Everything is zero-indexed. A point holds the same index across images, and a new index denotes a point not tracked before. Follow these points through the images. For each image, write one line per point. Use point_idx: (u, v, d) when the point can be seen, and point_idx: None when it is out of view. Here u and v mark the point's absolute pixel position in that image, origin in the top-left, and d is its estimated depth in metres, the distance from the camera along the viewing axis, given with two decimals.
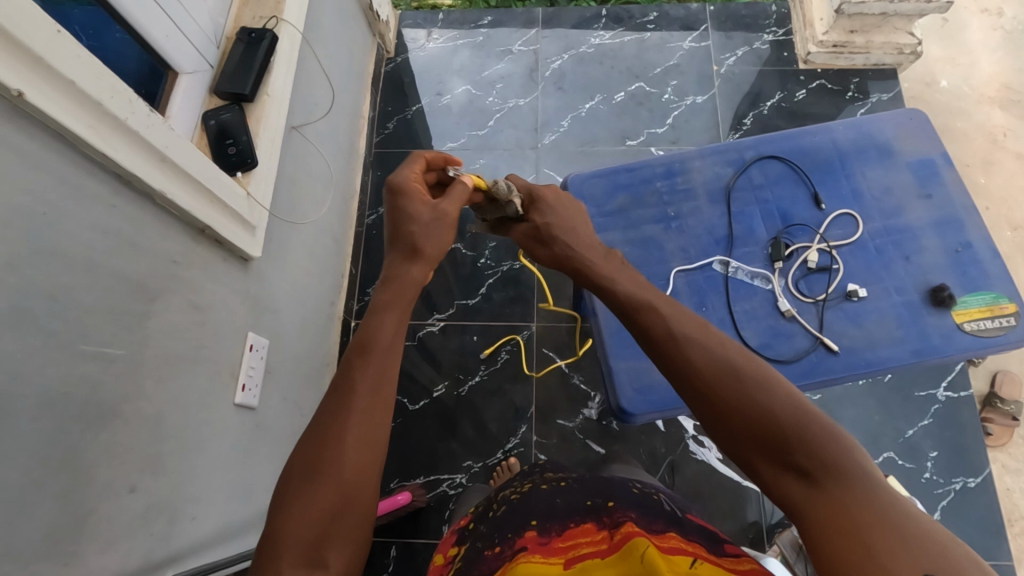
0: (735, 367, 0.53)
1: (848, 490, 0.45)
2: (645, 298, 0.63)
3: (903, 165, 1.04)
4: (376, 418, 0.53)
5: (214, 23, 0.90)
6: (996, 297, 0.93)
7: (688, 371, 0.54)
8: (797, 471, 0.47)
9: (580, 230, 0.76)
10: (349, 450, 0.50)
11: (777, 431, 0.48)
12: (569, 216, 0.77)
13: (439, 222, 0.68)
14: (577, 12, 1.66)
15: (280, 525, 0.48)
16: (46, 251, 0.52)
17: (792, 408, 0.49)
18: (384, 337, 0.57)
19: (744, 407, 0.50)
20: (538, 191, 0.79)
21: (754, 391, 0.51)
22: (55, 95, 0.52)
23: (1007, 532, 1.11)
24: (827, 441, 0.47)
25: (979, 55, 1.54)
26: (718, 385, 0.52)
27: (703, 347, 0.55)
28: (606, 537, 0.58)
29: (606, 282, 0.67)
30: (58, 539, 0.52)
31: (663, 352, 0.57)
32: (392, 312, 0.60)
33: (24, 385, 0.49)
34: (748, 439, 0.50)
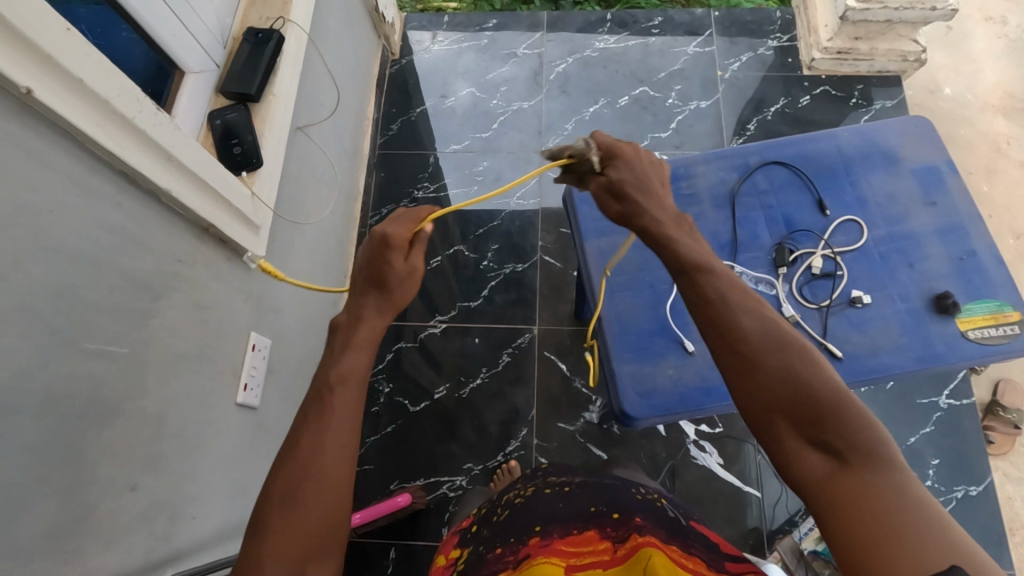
0: (779, 334, 0.51)
1: (877, 475, 0.44)
2: (705, 260, 0.59)
3: (907, 172, 1.04)
4: (349, 441, 0.52)
5: (221, 23, 0.91)
6: (1000, 305, 0.93)
7: (731, 336, 0.52)
8: (827, 451, 0.47)
9: (658, 189, 0.66)
10: (325, 468, 0.50)
11: (815, 409, 0.47)
12: (645, 176, 0.66)
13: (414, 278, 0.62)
14: (583, 16, 1.66)
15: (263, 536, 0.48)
16: (52, 249, 0.52)
17: (832, 387, 0.48)
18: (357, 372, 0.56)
19: (783, 378, 0.49)
20: (616, 145, 0.67)
21: (799, 365, 0.49)
22: (63, 93, 0.52)
23: (1008, 541, 1.10)
24: (863, 425, 0.46)
25: (983, 63, 1.54)
26: (762, 356, 0.50)
27: (753, 314, 0.53)
28: (609, 547, 0.58)
29: (667, 241, 0.62)
30: (61, 537, 0.52)
31: (706, 312, 0.55)
32: (362, 348, 0.57)
33: (28, 381, 0.49)
34: (782, 410, 0.49)
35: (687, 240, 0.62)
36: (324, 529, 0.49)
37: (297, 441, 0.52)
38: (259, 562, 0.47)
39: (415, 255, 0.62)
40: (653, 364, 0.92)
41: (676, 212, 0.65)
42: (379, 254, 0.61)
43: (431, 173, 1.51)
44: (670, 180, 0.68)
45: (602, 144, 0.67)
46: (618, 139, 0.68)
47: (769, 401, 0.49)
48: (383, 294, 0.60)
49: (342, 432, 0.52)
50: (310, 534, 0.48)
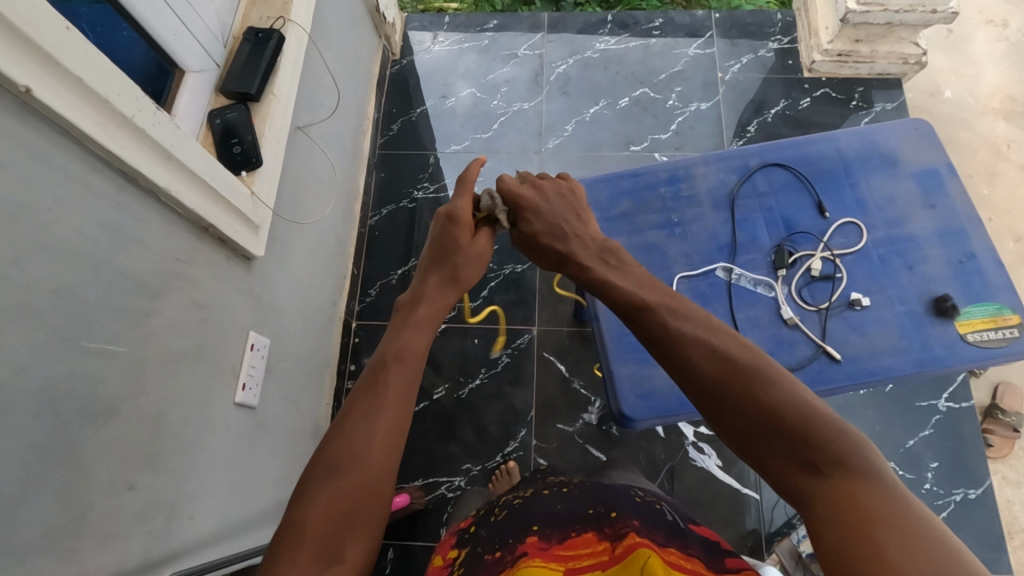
0: (732, 360, 0.52)
1: (860, 483, 0.44)
2: (642, 298, 0.61)
3: (907, 175, 1.04)
4: (398, 422, 0.54)
5: (222, 23, 0.91)
6: (999, 308, 0.93)
7: (687, 373, 0.53)
8: (804, 465, 0.46)
9: (574, 227, 0.71)
10: (374, 446, 0.52)
11: (781, 425, 0.48)
12: (556, 213, 0.72)
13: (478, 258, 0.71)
14: (583, 17, 1.66)
15: (303, 511, 0.49)
16: (51, 247, 0.52)
17: (799, 402, 0.48)
18: (416, 351, 0.60)
19: (745, 401, 0.50)
20: (516, 192, 0.73)
21: (758, 388, 0.50)
22: (62, 92, 0.52)
23: (1007, 545, 1.10)
24: (837, 436, 0.46)
25: (984, 66, 1.54)
26: (721, 384, 0.51)
27: (703, 346, 0.54)
28: (607, 547, 0.58)
29: (604, 282, 0.65)
30: (58, 535, 0.52)
31: (661, 349, 0.56)
32: (421, 328, 0.63)
33: (26, 380, 0.49)
34: (752, 430, 0.49)
35: (618, 262, 0.67)
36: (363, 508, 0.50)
37: (350, 419, 0.53)
38: (302, 537, 0.47)
39: (482, 236, 0.71)
40: (652, 366, 0.92)
41: (598, 245, 0.69)
42: (445, 232, 0.71)
43: (431, 173, 1.51)
44: (584, 213, 0.74)
45: (506, 195, 0.73)
46: (519, 184, 0.74)
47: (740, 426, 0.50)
48: (446, 273, 0.69)
49: (393, 412, 0.54)
50: (349, 512, 0.49)
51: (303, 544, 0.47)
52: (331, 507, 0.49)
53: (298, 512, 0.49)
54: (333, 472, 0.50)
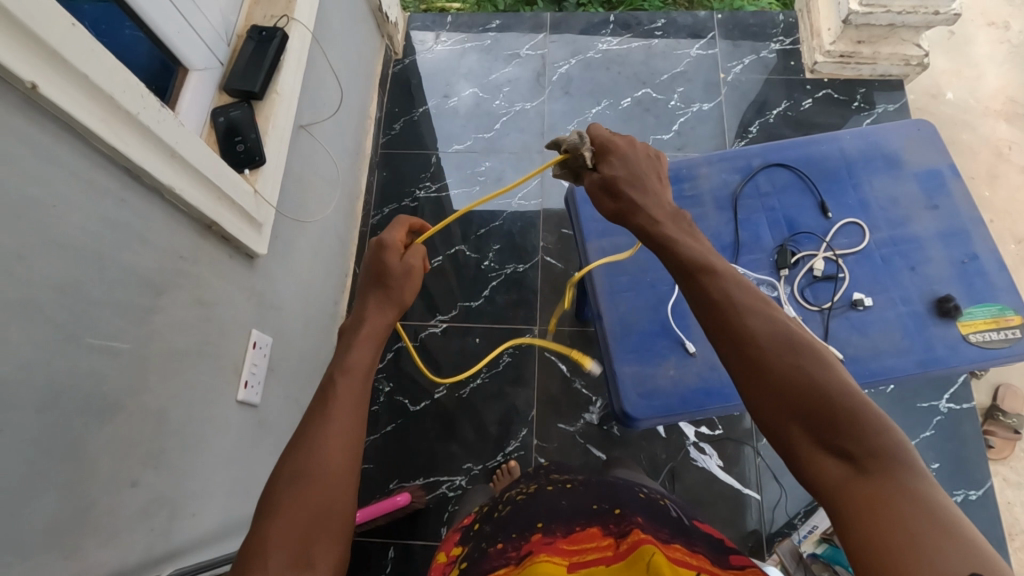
0: (791, 337, 0.51)
1: (894, 479, 0.44)
2: (709, 263, 0.60)
3: (910, 176, 1.04)
4: (352, 431, 0.54)
5: (226, 21, 0.91)
6: (1001, 309, 0.93)
7: (744, 338, 0.53)
8: (841, 455, 0.46)
9: (654, 187, 0.69)
10: (327, 457, 0.51)
11: (827, 411, 0.47)
12: (640, 168, 0.70)
13: (411, 276, 0.67)
14: (586, 17, 1.67)
15: (265, 526, 0.48)
16: (56, 244, 0.52)
17: (845, 389, 0.48)
18: (362, 364, 0.59)
19: (794, 381, 0.49)
20: (609, 140, 0.71)
21: (810, 367, 0.49)
22: (68, 88, 0.52)
23: (1007, 546, 1.10)
24: (877, 429, 0.46)
25: (985, 68, 1.55)
26: (771, 357, 0.51)
27: (763, 317, 0.54)
28: (612, 543, 0.58)
29: (670, 243, 0.63)
30: (61, 532, 0.52)
31: (717, 314, 0.55)
32: (368, 342, 0.61)
33: (30, 375, 0.49)
34: (795, 413, 0.48)
35: (681, 232, 0.66)
36: (326, 518, 0.50)
37: (302, 433, 0.53)
38: (263, 550, 0.47)
39: (413, 253, 0.68)
40: (654, 365, 0.92)
41: (672, 209, 0.68)
42: (375, 256, 0.68)
43: (433, 173, 1.51)
44: (662, 176, 0.72)
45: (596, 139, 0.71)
46: (612, 133, 0.72)
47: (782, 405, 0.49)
48: (382, 291, 0.66)
49: (344, 423, 0.54)
50: (313, 523, 0.49)
51: (268, 551, 0.47)
52: (292, 519, 0.48)
53: (260, 527, 0.49)
54: (289, 484, 0.50)
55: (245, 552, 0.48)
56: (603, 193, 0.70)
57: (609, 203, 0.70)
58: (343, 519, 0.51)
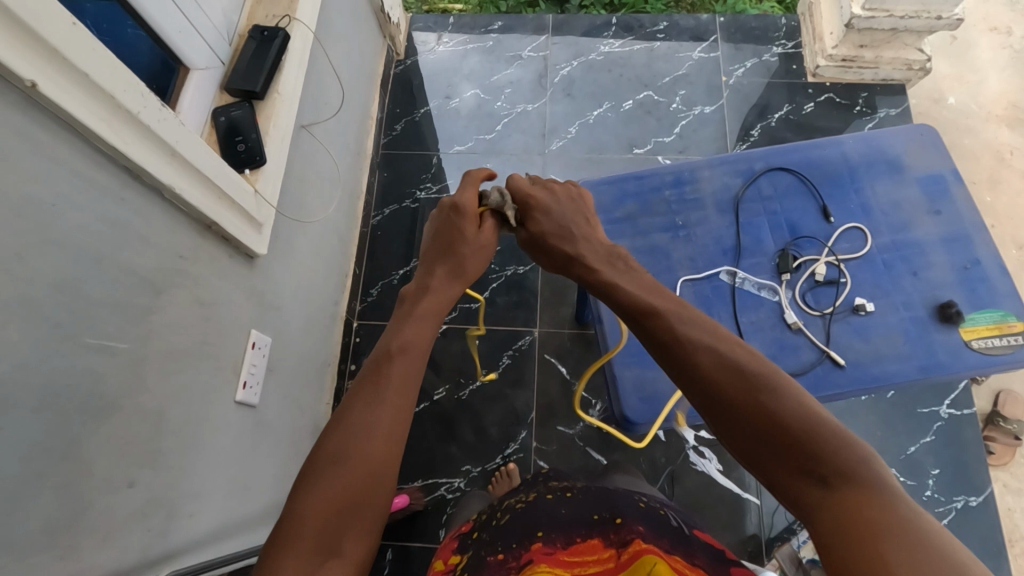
0: (737, 367, 0.52)
1: (869, 495, 0.44)
2: (645, 301, 0.62)
3: (912, 180, 1.04)
4: (401, 414, 0.54)
5: (227, 20, 0.91)
6: (1004, 315, 0.93)
7: (693, 375, 0.54)
8: (812, 476, 0.46)
9: (582, 230, 0.73)
10: (376, 435, 0.52)
11: (788, 435, 0.48)
12: (566, 218, 0.73)
13: (482, 248, 0.71)
14: (588, 19, 1.67)
15: (300, 504, 0.48)
16: (54, 243, 0.52)
17: (805, 413, 0.48)
18: (419, 343, 0.60)
19: (750, 410, 0.50)
20: (529, 196, 0.74)
21: (766, 397, 0.50)
22: (68, 86, 0.52)
23: (1008, 552, 1.10)
24: (845, 446, 0.46)
25: (987, 73, 1.54)
26: (728, 388, 0.51)
27: (711, 350, 0.54)
28: (613, 554, 0.58)
29: (611, 285, 0.66)
30: (57, 531, 0.52)
31: (667, 354, 0.56)
32: (425, 321, 0.63)
33: (27, 375, 0.49)
34: (759, 440, 0.49)
35: (621, 275, 0.68)
36: (363, 502, 0.49)
37: (350, 411, 0.53)
38: (297, 531, 0.47)
39: (487, 226, 0.72)
40: (654, 369, 0.92)
41: (606, 249, 0.71)
42: (451, 223, 0.71)
43: (434, 174, 1.51)
44: (591, 218, 0.75)
45: (518, 194, 0.74)
46: (533, 186, 0.75)
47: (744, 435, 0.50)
48: (453, 263, 0.69)
49: (394, 403, 0.54)
50: (349, 506, 0.49)
51: (302, 533, 0.46)
52: (330, 499, 0.48)
53: (296, 506, 0.48)
54: (332, 463, 0.50)
55: (277, 532, 0.47)
56: (532, 247, 0.74)
57: (542, 255, 0.74)
58: (380, 504, 0.50)
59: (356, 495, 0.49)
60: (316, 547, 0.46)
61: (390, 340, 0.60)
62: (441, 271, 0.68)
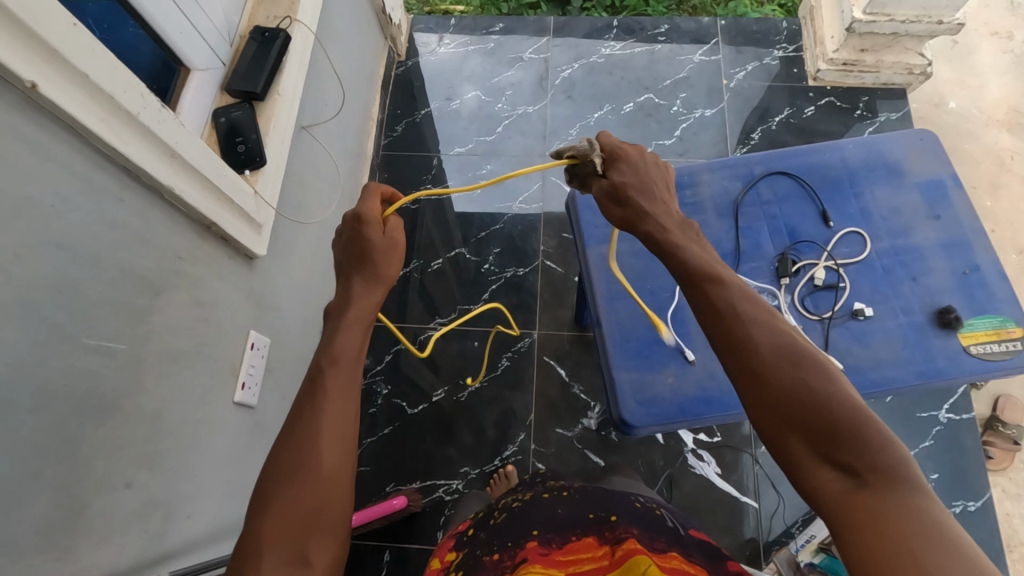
0: (792, 351, 0.51)
1: (897, 495, 0.44)
2: (711, 269, 0.59)
3: (912, 185, 1.04)
4: (349, 423, 0.53)
5: (228, 21, 0.91)
6: (1003, 321, 0.93)
7: (747, 350, 0.52)
8: (842, 469, 0.46)
9: (660, 193, 0.65)
10: (323, 450, 0.51)
11: (826, 424, 0.47)
12: (649, 177, 0.66)
13: (393, 249, 0.64)
14: (589, 22, 1.67)
15: (256, 525, 0.48)
16: (53, 243, 0.52)
17: (845, 403, 0.48)
18: (351, 352, 0.57)
19: (795, 394, 0.49)
20: (618, 148, 0.67)
21: (811, 381, 0.49)
22: (68, 88, 0.52)
23: (1006, 558, 1.09)
24: (879, 443, 0.46)
25: (988, 78, 1.54)
26: (776, 369, 0.50)
27: (767, 328, 0.52)
28: (607, 553, 0.59)
29: (677, 249, 0.61)
30: (54, 532, 0.52)
31: (722, 327, 0.54)
32: (356, 328, 0.59)
33: (25, 376, 0.49)
34: (797, 425, 0.48)
35: (683, 241, 0.62)
36: (323, 514, 0.49)
37: (298, 426, 0.52)
38: (259, 550, 0.47)
39: (393, 224, 0.65)
40: (652, 372, 0.92)
41: (683, 218, 0.65)
42: (356, 234, 0.64)
43: (434, 175, 1.51)
44: (673, 185, 0.68)
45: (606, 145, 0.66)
46: (623, 141, 0.68)
47: (783, 418, 0.49)
48: (365, 270, 0.63)
49: (337, 414, 0.53)
50: (307, 522, 0.48)
51: (262, 553, 0.47)
52: (284, 518, 0.48)
53: (255, 526, 0.48)
54: (282, 482, 0.49)
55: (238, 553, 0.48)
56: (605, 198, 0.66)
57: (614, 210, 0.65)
58: (336, 520, 0.49)
59: (307, 513, 0.49)
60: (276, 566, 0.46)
61: (321, 350, 0.57)
62: (358, 281, 0.62)
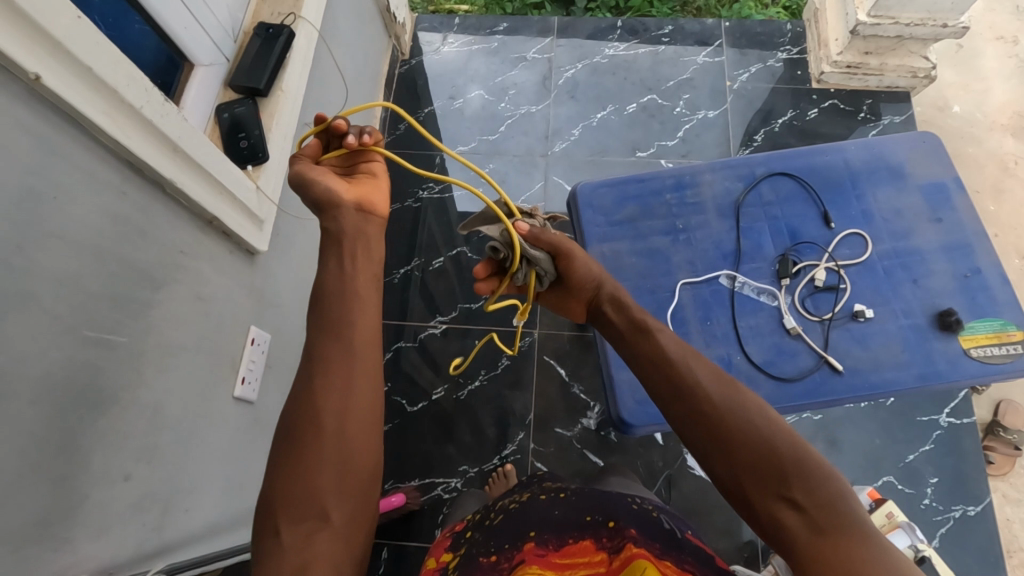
0: (736, 397, 0.55)
1: (844, 532, 0.47)
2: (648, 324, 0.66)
3: (914, 188, 1.04)
4: (355, 385, 0.56)
5: (233, 18, 0.91)
6: (1003, 324, 0.93)
7: (693, 396, 0.56)
8: (792, 504, 0.49)
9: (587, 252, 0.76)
10: (329, 412, 0.55)
11: (774, 464, 0.50)
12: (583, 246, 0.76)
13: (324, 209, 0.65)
14: (594, 22, 1.67)
15: (277, 488, 0.52)
16: (56, 236, 0.52)
17: (788, 444, 0.51)
18: (334, 281, 0.61)
19: (742, 437, 0.52)
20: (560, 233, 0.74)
21: (756, 424, 0.53)
22: (71, 80, 0.52)
23: (1006, 563, 1.09)
24: (824, 481, 0.49)
25: (993, 83, 1.54)
26: (720, 408, 0.54)
27: (708, 376, 0.57)
28: (604, 559, 0.60)
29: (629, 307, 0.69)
30: (50, 524, 0.52)
31: (668, 379, 0.58)
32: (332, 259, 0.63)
33: (25, 366, 0.49)
34: (748, 467, 0.51)
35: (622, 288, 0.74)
36: (336, 476, 0.53)
37: (305, 384, 0.56)
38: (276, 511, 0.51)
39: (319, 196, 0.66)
40: None
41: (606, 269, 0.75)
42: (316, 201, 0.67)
43: (437, 173, 1.51)
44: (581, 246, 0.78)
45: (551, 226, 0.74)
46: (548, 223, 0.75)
47: (731, 458, 0.52)
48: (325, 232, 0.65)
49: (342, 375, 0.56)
50: (324, 484, 0.53)
51: (279, 515, 0.51)
52: (306, 478, 0.52)
53: (273, 488, 0.52)
54: (293, 447, 0.54)
55: (262, 512, 0.52)
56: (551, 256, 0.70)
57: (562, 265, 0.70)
58: (363, 473, 0.55)
59: (332, 472, 0.53)
60: (300, 521, 0.52)
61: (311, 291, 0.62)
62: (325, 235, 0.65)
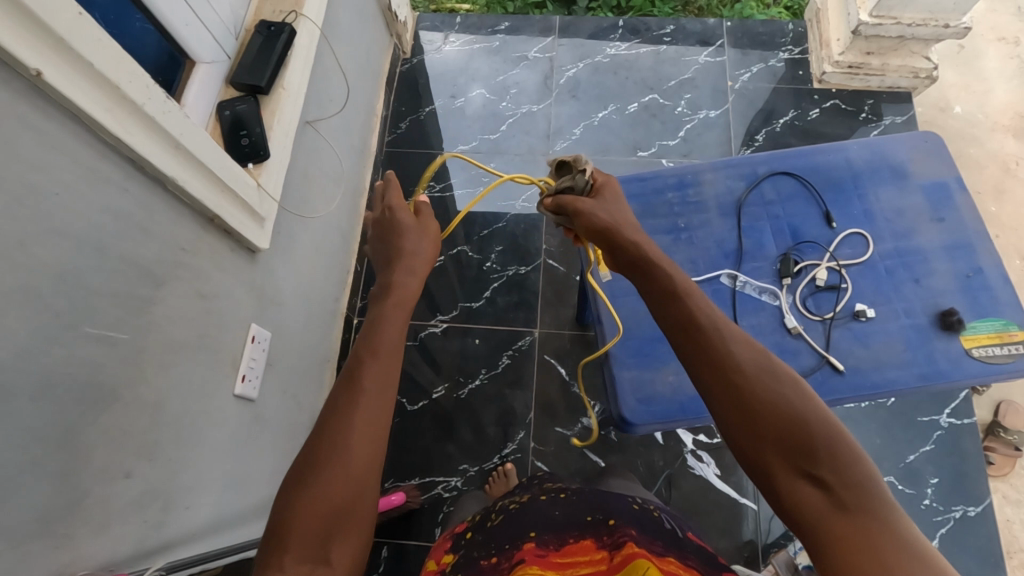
0: (771, 368, 0.53)
1: (869, 512, 0.45)
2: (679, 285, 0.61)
3: (916, 188, 1.04)
4: (384, 423, 0.54)
5: (235, 15, 0.91)
6: (1005, 324, 0.93)
7: (725, 363, 0.54)
8: (815, 480, 0.47)
9: (620, 205, 0.74)
10: (356, 451, 0.51)
11: (801, 437, 0.49)
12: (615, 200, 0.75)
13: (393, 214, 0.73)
14: (596, 22, 1.67)
15: (290, 511, 0.49)
16: (58, 233, 0.52)
17: (818, 420, 0.49)
18: (390, 344, 0.59)
19: (771, 407, 0.50)
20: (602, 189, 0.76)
21: (790, 398, 0.51)
22: (72, 76, 0.52)
23: (1007, 563, 1.09)
24: (853, 460, 0.47)
25: (994, 83, 1.54)
26: (751, 377, 0.52)
27: (742, 344, 0.55)
28: (605, 556, 0.59)
29: (652, 263, 0.64)
30: (50, 520, 0.52)
31: (698, 343, 0.56)
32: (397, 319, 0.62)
33: (26, 362, 0.49)
34: (773, 438, 0.49)
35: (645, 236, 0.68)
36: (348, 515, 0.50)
37: (340, 410, 0.53)
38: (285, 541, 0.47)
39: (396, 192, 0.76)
40: (652, 371, 0.91)
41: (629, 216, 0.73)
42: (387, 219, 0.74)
43: (438, 172, 1.51)
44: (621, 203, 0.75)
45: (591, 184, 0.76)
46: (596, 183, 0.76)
47: (755, 429, 0.50)
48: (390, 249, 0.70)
49: (375, 413, 0.54)
50: (337, 516, 0.49)
51: (288, 544, 0.47)
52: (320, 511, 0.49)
53: (287, 513, 0.49)
54: (311, 475, 0.50)
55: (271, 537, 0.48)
56: (565, 212, 0.75)
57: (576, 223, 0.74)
58: (367, 514, 0.51)
59: (344, 508, 0.50)
60: (306, 555, 0.47)
61: (363, 339, 0.59)
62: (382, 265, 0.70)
